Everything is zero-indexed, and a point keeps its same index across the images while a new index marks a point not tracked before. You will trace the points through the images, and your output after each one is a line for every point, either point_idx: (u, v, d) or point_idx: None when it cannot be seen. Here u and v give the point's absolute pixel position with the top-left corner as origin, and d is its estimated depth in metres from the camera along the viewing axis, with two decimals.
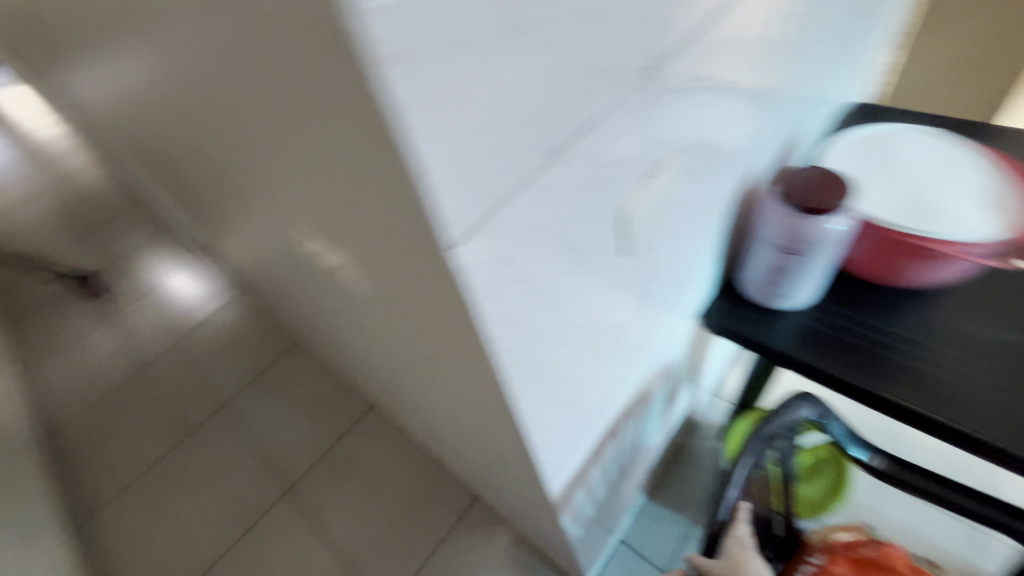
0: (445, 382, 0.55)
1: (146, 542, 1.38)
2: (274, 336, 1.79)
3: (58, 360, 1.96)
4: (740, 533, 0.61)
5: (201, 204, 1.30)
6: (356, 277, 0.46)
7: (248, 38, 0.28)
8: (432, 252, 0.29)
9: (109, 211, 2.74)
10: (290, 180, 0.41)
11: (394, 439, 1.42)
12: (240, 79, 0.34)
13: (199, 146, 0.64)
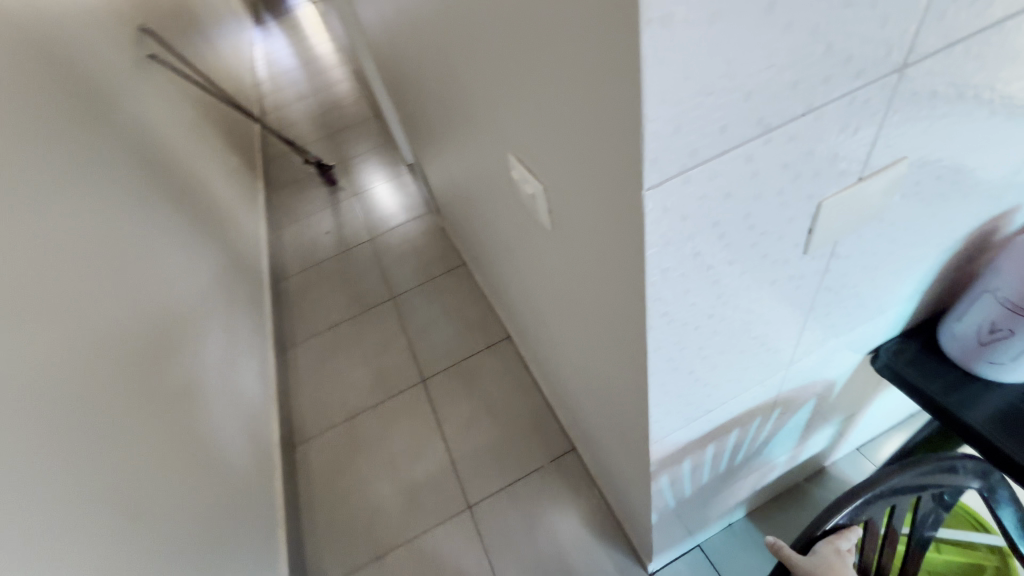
0: (588, 322, 0.61)
1: (319, 378, 1.75)
2: (446, 256, 2.05)
3: (294, 227, 2.53)
4: (843, 548, 0.56)
5: (424, 127, 1.53)
6: (545, 208, 0.54)
7: None
8: (625, 190, 0.34)
9: (351, 120, 3.32)
10: (519, 111, 0.49)
11: (517, 373, 1.56)
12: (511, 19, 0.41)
13: (449, 75, 0.77)
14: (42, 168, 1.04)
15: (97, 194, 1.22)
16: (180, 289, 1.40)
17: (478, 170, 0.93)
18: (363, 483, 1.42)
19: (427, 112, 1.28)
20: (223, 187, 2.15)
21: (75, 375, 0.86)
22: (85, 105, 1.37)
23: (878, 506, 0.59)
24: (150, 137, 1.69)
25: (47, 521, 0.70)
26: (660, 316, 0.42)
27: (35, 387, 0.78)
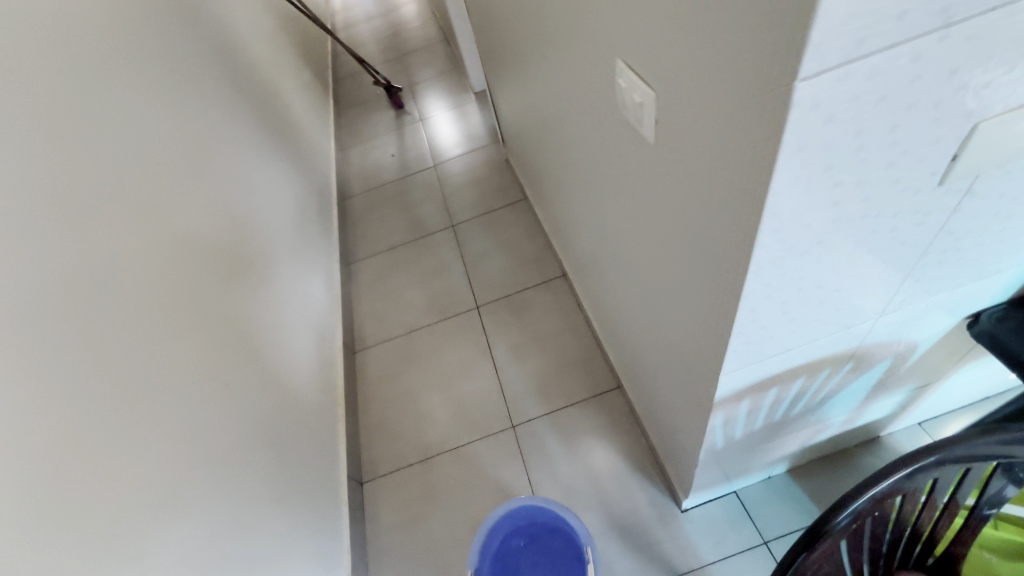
0: (674, 246, 0.60)
1: (378, 294, 1.83)
2: (507, 188, 2.04)
3: (361, 148, 2.57)
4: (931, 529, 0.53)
5: (502, 48, 1.47)
6: (649, 119, 0.52)
7: None
8: (768, 82, 0.32)
9: (422, 44, 3.25)
10: (638, 6, 0.46)
11: (569, 309, 1.57)
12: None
13: None
14: (135, 61, 1.10)
15: (184, 93, 1.28)
16: (256, 193, 1.47)
17: (564, 90, 0.90)
18: (414, 394, 1.52)
19: (509, 29, 1.23)
20: (297, 100, 2.19)
21: (159, 259, 0.95)
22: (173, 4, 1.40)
23: (939, 472, 0.56)
24: (233, 43, 1.73)
25: (142, 378, 0.80)
26: (770, 233, 0.41)
27: (129, 262, 0.86)
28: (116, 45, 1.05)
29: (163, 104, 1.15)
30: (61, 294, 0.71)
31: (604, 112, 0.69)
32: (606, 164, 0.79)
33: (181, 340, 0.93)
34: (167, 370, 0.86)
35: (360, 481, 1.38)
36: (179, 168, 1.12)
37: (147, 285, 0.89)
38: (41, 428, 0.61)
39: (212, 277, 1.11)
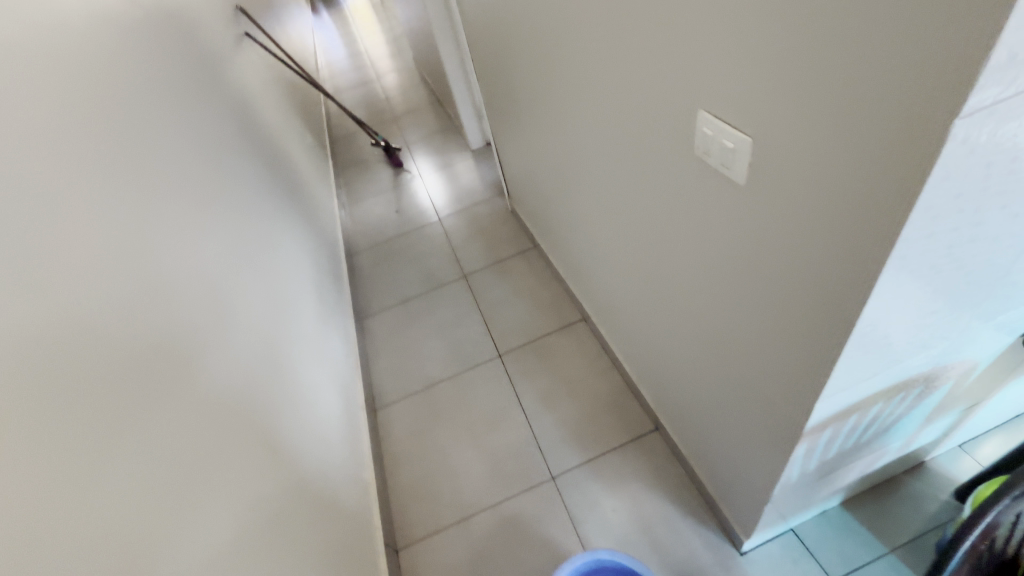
0: (759, 279, 0.63)
1: (395, 348, 1.81)
2: (516, 237, 2.09)
3: (363, 206, 2.61)
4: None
5: (515, 107, 1.56)
6: (740, 162, 0.56)
7: None
8: (921, 122, 0.35)
9: (415, 107, 3.41)
10: (734, 61, 0.51)
11: (595, 352, 1.58)
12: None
13: (601, 42, 0.79)
14: (163, 131, 1.12)
15: (205, 158, 1.29)
16: (274, 252, 1.47)
17: (604, 140, 0.95)
18: (444, 450, 1.47)
19: (530, 89, 1.31)
20: (303, 161, 2.23)
21: (195, 322, 0.93)
22: (191, 75, 1.44)
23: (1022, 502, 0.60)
24: (246, 110, 1.78)
25: (189, 448, 0.76)
26: (899, 257, 0.44)
27: (170, 328, 0.84)
28: (145, 117, 1.07)
29: (187, 171, 1.15)
30: (114, 361, 0.68)
31: (667, 158, 0.73)
32: (661, 206, 0.82)
33: (218, 408, 0.89)
34: (208, 441, 0.82)
35: (396, 549, 1.30)
36: (203, 233, 1.11)
37: (184, 351, 0.85)
38: (106, 507, 0.58)
39: (241, 341, 1.07)
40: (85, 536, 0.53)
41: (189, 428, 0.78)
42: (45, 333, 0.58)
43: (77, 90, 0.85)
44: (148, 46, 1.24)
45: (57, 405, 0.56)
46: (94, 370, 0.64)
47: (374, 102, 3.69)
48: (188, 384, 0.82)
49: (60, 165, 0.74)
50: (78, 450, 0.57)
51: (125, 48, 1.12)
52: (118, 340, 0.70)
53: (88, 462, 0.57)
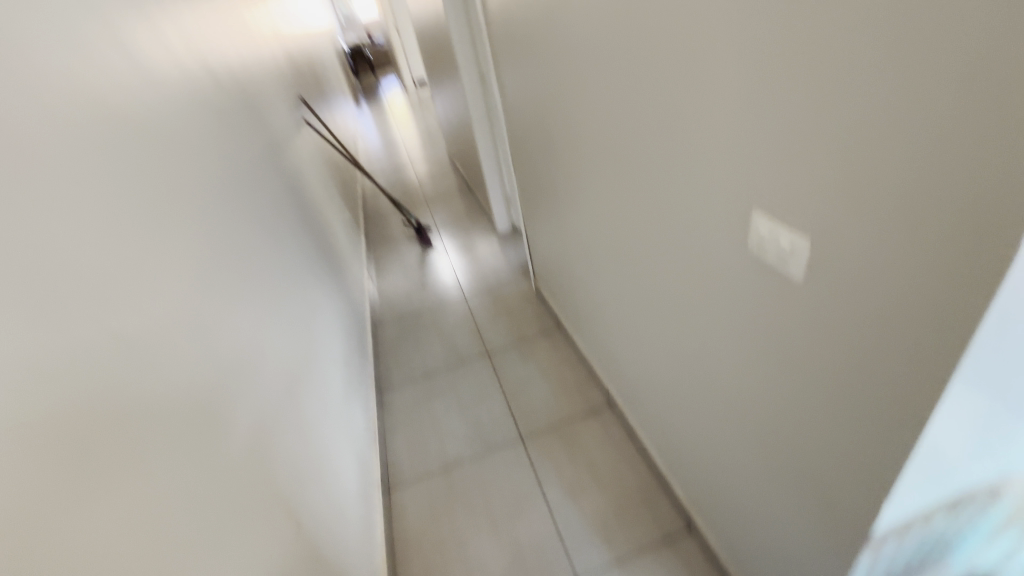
0: (817, 372, 0.64)
1: (414, 423, 1.77)
2: (541, 319, 2.12)
3: (391, 279, 2.70)
4: None
5: (551, 197, 1.67)
6: (797, 259, 0.60)
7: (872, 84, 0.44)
8: (990, 234, 0.39)
9: (446, 192, 3.64)
10: (793, 171, 0.57)
11: (621, 440, 1.54)
12: (820, 94, 0.50)
13: (651, 146, 0.88)
14: (230, 202, 1.21)
15: (261, 227, 1.38)
16: (310, 318, 1.51)
17: (647, 231, 1.01)
18: (461, 538, 1.39)
19: (571, 182, 1.41)
20: (340, 235, 2.35)
21: (238, 380, 0.94)
22: (259, 154, 1.58)
23: None
24: (298, 186, 1.92)
25: (219, 513, 0.74)
26: (973, 359, 0.45)
27: (217, 386, 0.86)
28: (215, 189, 1.16)
29: (243, 240, 1.23)
30: (166, 417, 0.69)
31: (716, 251, 0.78)
32: (705, 296, 0.86)
33: (245, 476, 0.86)
34: (234, 512, 0.79)
35: None
36: (251, 299, 1.15)
37: (222, 417, 0.85)
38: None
39: (275, 407, 1.07)
40: None
41: (217, 499, 0.75)
42: (103, 392, 0.59)
43: (163, 164, 0.94)
44: (227, 128, 1.38)
45: (100, 467, 0.55)
46: (140, 433, 0.63)
47: (408, 185, 3.95)
48: (222, 451, 0.81)
49: (143, 229, 0.79)
50: (122, 510, 0.56)
51: (210, 129, 1.25)
52: (165, 402, 0.70)
53: (122, 531, 0.55)
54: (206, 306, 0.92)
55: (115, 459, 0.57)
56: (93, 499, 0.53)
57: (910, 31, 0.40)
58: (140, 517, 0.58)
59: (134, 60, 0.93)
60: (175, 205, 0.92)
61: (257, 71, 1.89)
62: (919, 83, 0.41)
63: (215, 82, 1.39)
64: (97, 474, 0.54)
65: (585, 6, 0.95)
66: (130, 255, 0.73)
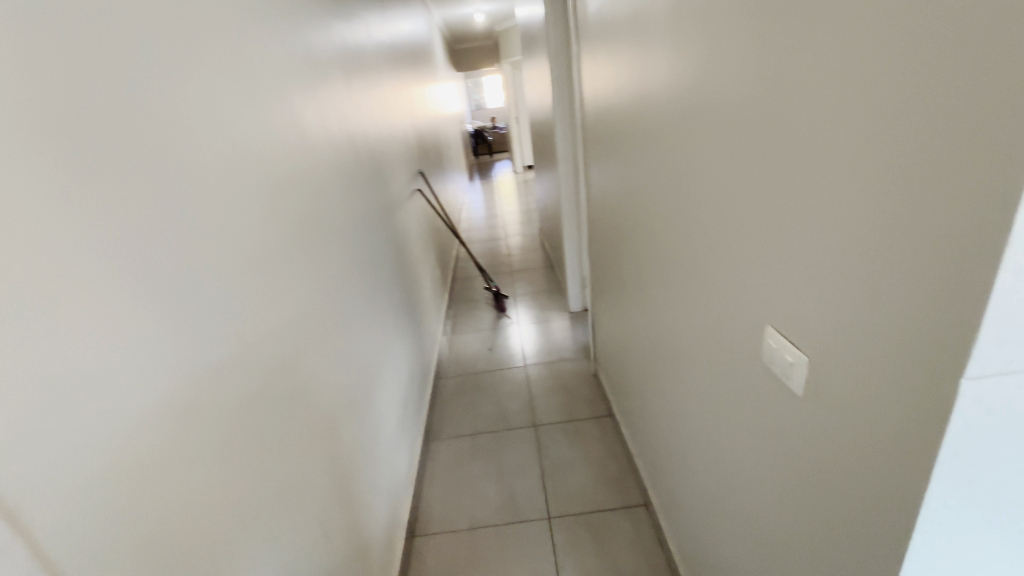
0: (816, 493, 0.65)
1: (451, 477, 1.84)
2: (594, 403, 2.14)
3: (463, 338, 2.89)
4: None
5: (617, 286, 1.77)
6: (797, 375, 0.64)
7: (850, 232, 0.52)
8: (935, 374, 0.44)
9: (531, 267, 3.87)
10: (797, 295, 0.63)
11: (650, 545, 1.47)
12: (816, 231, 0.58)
13: (699, 253, 0.97)
14: (343, 249, 1.48)
15: (362, 272, 1.64)
16: (384, 356, 1.71)
17: (690, 332, 1.07)
18: None
19: (635, 274, 1.51)
20: (427, 290, 2.61)
21: (314, 394, 1.12)
22: (375, 213, 1.89)
23: None
24: (401, 243, 2.22)
25: (270, 501, 0.88)
26: (936, 497, 0.47)
27: (296, 393, 1.04)
28: (335, 235, 1.43)
29: (345, 281, 1.47)
30: (252, 407, 0.87)
31: (741, 359, 0.82)
32: (731, 402, 0.89)
33: (300, 476, 1.01)
34: (283, 503, 0.93)
35: None
36: (341, 331, 1.36)
37: (293, 423, 1.01)
38: (209, 526, 0.70)
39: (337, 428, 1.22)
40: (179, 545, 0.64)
41: (271, 490, 0.89)
42: (218, 375, 0.78)
43: (299, 213, 1.20)
44: (356, 189, 1.70)
45: (204, 433, 0.72)
46: (230, 417, 0.80)
47: (498, 255, 4.27)
48: (284, 451, 0.96)
49: (272, 260, 1.03)
50: (210, 470, 0.72)
51: (343, 190, 1.56)
52: (254, 398, 0.88)
53: (206, 486, 0.71)
54: (303, 328, 1.12)
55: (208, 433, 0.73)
56: (191, 456, 0.68)
57: (873, 194, 0.48)
58: (212, 484, 0.72)
59: (301, 135, 1.25)
60: (299, 245, 1.17)
61: (389, 147, 2.29)
62: (880, 234, 0.48)
63: (355, 154, 1.73)
64: (194, 442, 0.70)
65: (659, 128, 1.10)
66: (257, 279, 0.95)
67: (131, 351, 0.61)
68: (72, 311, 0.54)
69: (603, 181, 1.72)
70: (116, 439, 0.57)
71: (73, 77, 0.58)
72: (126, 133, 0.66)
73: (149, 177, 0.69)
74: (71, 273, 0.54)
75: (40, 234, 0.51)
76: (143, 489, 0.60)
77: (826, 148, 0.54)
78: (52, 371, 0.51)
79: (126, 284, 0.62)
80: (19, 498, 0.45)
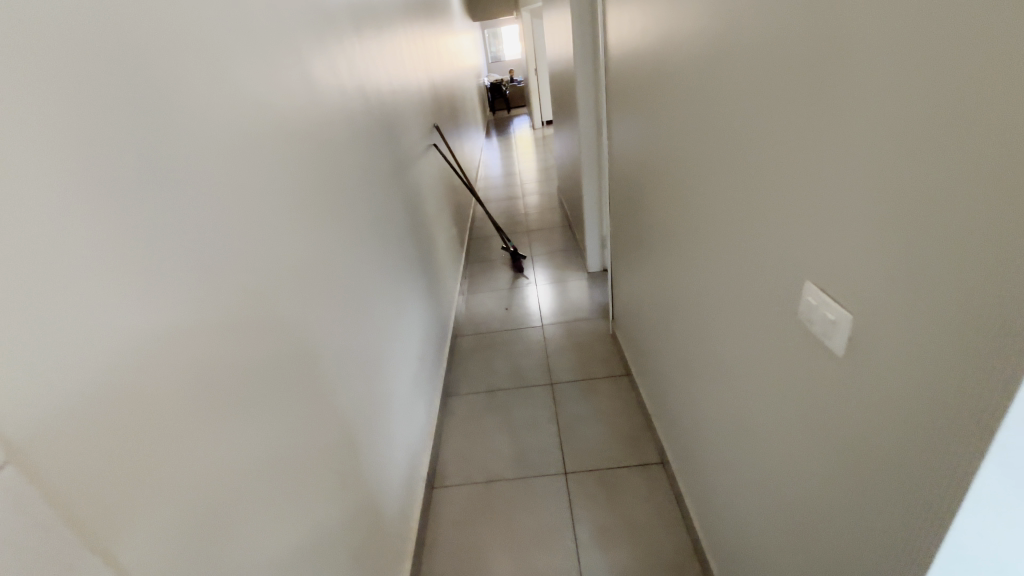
0: (849, 452, 0.62)
1: (468, 432, 1.87)
2: (610, 361, 2.13)
3: (479, 297, 2.89)
4: None
5: (636, 244, 1.72)
6: (836, 330, 0.60)
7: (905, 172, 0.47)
8: (1009, 329, 0.39)
9: (548, 226, 3.80)
10: (840, 245, 0.58)
11: (665, 500, 1.49)
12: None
13: (726, 207, 0.91)
14: (355, 205, 1.46)
15: (376, 229, 1.62)
16: (399, 312, 1.71)
17: (716, 290, 1.02)
18: (485, 551, 1.44)
19: (655, 232, 1.46)
20: (444, 248, 2.58)
21: (327, 348, 1.12)
22: (388, 168, 1.85)
23: None
24: (415, 200, 2.18)
25: (283, 449, 0.89)
26: (996, 463, 0.43)
27: (307, 346, 1.03)
28: (347, 190, 1.40)
29: (358, 237, 1.44)
30: (260, 360, 0.86)
31: (772, 318, 0.77)
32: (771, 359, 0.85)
33: (316, 427, 1.02)
34: (298, 451, 0.94)
35: None
36: (353, 286, 1.34)
37: (307, 376, 1.01)
38: (220, 475, 0.71)
39: (351, 381, 1.23)
40: (194, 491, 0.65)
41: (283, 440, 0.89)
42: (226, 327, 0.77)
43: (310, 166, 1.17)
44: (368, 142, 1.65)
45: (213, 384, 0.72)
46: (240, 370, 0.79)
47: (515, 214, 4.20)
48: (296, 401, 0.96)
49: (283, 213, 1.01)
50: (219, 420, 0.72)
51: (355, 144, 1.52)
52: (263, 350, 0.88)
53: (216, 435, 0.71)
54: (312, 283, 1.10)
55: (220, 383, 0.73)
56: (201, 407, 0.68)
57: (938, 127, 0.43)
58: (226, 433, 0.73)
59: (308, 84, 1.20)
60: (308, 199, 1.14)
61: (403, 101, 2.21)
62: (945, 174, 0.43)
63: (366, 105, 1.67)
64: (207, 393, 0.70)
65: (686, 72, 1.02)
66: (263, 231, 0.93)
67: (139, 305, 0.60)
68: (79, 262, 0.52)
69: (624, 133, 1.64)
70: (129, 390, 0.57)
71: (65, 12, 0.55)
72: (123, 77, 0.62)
73: (149, 119, 0.66)
74: (76, 222, 0.53)
75: (40, 178, 0.49)
76: (159, 438, 0.60)
77: (881, 70, 0.48)
78: (63, 319, 0.50)
79: (132, 235, 0.60)
80: (33, 447, 0.45)
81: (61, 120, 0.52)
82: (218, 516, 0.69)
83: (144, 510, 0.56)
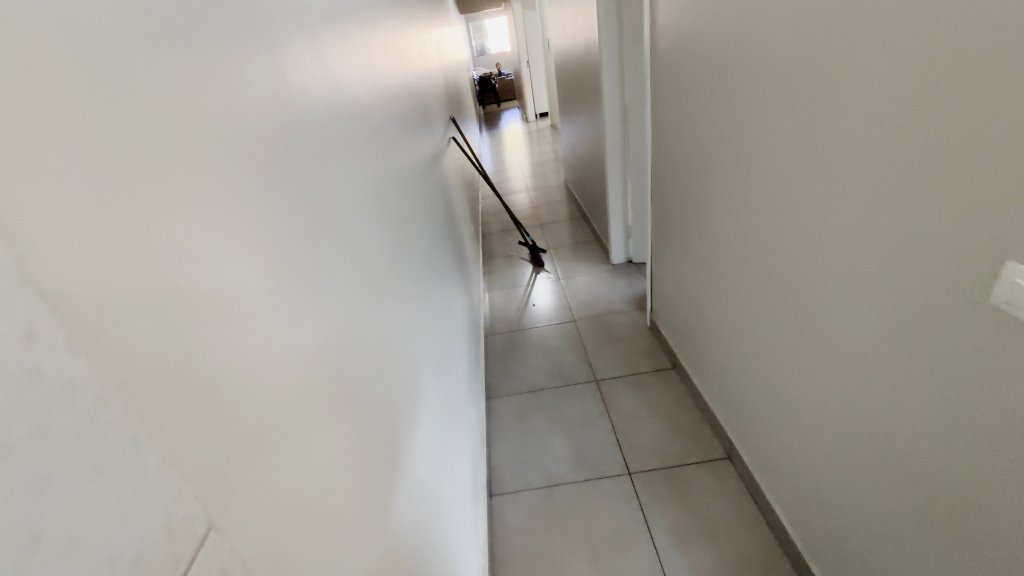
0: None
1: (518, 435, 1.79)
2: (653, 354, 2.07)
3: (501, 294, 2.81)
4: None
5: (689, 233, 1.65)
6: None
7: None
8: None
9: (560, 219, 3.73)
10: None
11: (741, 495, 1.45)
12: None
13: (857, 187, 0.85)
14: (404, 201, 1.36)
15: (421, 224, 1.53)
16: (444, 313, 1.61)
17: (831, 276, 0.96)
18: (560, 560, 1.36)
19: (722, 218, 1.39)
20: (468, 242, 2.47)
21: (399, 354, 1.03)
22: (423, 160, 1.75)
23: None
24: (445, 196, 2.08)
25: (380, 468, 0.81)
26: None
27: (385, 355, 0.94)
28: (397, 184, 1.31)
29: (409, 233, 1.34)
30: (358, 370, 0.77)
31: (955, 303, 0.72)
32: (926, 347, 0.78)
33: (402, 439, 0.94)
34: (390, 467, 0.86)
35: None
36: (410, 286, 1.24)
37: (389, 386, 0.92)
38: (339, 502, 0.62)
39: (416, 387, 1.13)
40: (323, 524, 0.56)
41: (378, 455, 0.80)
42: (328, 339, 0.68)
43: (370, 159, 1.08)
44: (407, 133, 1.55)
45: (324, 402, 0.63)
46: (338, 378, 0.69)
47: (523, 208, 4.12)
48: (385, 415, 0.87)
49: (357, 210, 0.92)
50: (331, 442, 0.63)
51: (399, 136, 1.42)
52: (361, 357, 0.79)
53: (331, 458, 0.62)
54: (383, 283, 1.01)
55: (319, 391, 0.63)
56: (319, 427, 0.60)
57: None
58: (332, 453, 0.62)
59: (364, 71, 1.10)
60: (372, 189, 1.04)
61: (427, 89, 2.10)
62: None
63: (404, 92, 1.57)
64: (313, 406, 0.59)
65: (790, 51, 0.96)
66: (340, 226, 0.83)
67: (267, 326, 0.50)
68: (218, 280, 0.43)
69: (676, 119, 1.57)
70: (260, 413, 0.45)
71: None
72: (222, 57, 0.52)
73: (251, 118, 0.56)
74: (194, 207, 0.41)
75: (162, 161, 0.38)
76: (282, 464, 0.49)
77: None
78: (202, 323, 0.38)
79: (239, 215, 0.48)
80: (221, 507, 0.35)
81: (167, 82, 0.41)
82: (342, 550, 0.61)
83: (279, 556, 0.45)
